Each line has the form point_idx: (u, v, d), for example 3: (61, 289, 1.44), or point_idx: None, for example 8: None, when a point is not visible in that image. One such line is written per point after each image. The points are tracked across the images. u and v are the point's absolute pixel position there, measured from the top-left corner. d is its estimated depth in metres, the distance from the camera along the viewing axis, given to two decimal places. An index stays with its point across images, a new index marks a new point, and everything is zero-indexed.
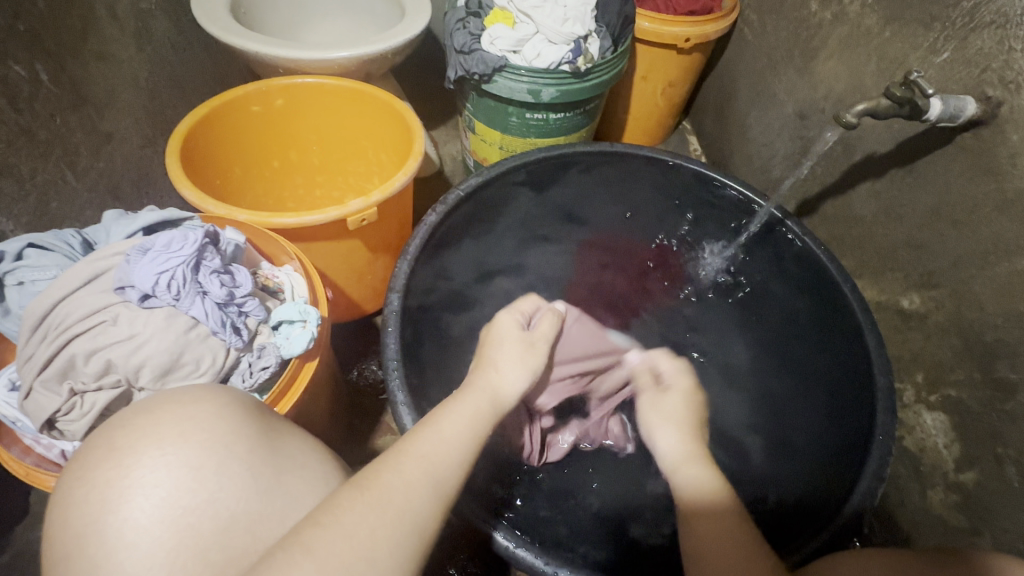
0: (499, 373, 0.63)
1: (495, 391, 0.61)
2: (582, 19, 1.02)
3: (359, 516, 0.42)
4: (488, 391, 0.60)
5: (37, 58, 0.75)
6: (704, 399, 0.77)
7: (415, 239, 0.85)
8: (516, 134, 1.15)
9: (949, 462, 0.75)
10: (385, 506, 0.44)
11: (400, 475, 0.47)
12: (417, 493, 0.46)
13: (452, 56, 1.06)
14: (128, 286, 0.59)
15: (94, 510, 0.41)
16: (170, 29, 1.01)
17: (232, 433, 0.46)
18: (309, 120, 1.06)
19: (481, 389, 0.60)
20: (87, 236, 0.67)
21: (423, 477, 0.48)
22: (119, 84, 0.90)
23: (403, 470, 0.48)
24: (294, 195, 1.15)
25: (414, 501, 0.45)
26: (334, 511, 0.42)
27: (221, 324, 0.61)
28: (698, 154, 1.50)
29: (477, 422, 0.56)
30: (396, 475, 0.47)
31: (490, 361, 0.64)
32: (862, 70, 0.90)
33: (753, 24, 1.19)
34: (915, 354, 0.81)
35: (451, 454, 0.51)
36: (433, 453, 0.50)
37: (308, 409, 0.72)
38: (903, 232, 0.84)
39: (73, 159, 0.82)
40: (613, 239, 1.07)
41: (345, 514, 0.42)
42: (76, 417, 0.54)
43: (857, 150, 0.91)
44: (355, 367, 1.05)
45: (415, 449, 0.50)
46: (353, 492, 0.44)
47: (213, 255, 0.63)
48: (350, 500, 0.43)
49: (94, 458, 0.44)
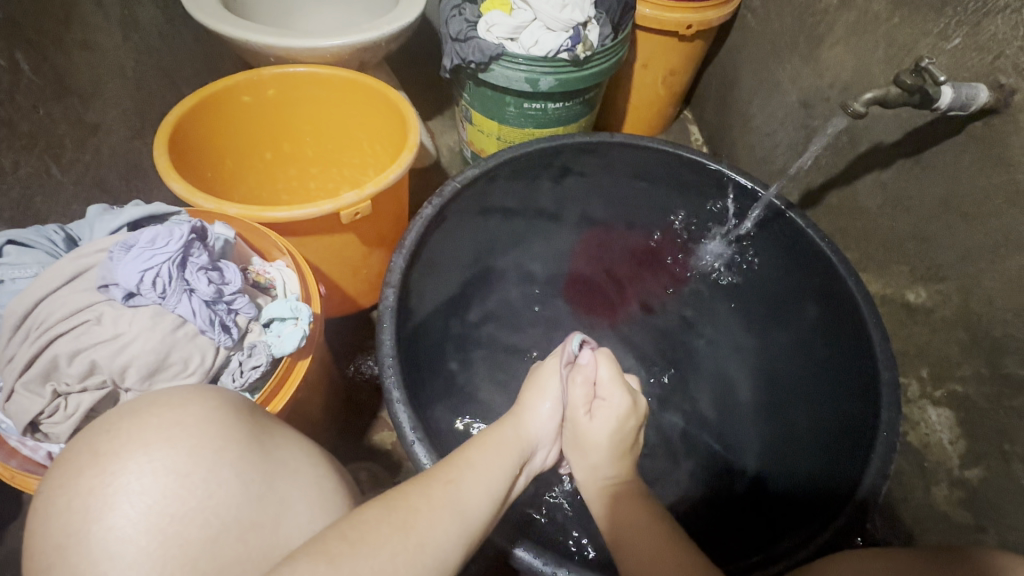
0: (534, 414, 0.65)
1: (524, 428, 0.64)
2: (582, 6, 0.99)
3: (386, 536, 0.43)
4: (520, 434, 0.63)
5: (16, 46, 0.72)
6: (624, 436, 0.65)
7: (410, 233, 0.81)
8: (514, 124, 1.12)
9: (954, 458, 0.74)
10: (409, 530, 0.44)
11: (426, 497, 0.48)
12: (443, 526, 0.46)
13: (448, 44, 1.03)
14: (112, 284, 0.57)
15: (76, 520, 0.40)
16: (157, 17, 0.98)
17: (220, 439, 0.45)
18: (300, 109, 1.03)
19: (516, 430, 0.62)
20: (70, 231, 0.65)
21: (449, 507, 0.48)
22: (104, 74, 0.87)
23: (430, 492, 0.48)
24: (288, 186, 1.13)
25: (437, 529, 0.46)
26: (359, 527, 0.43)
27: (209, 323, 0.59)
28: (699, 144, 1.48)
29: (504, 455, 0.58)
30: (422, 498, 0.47)
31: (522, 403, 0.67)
32: (870, 58, 0.88)
33: (757, 10, 1.16)
34: (920, 348, 0.80)
35: (482, 489, 0.52)
36: (463, 480, 0.51)
37: (301, 408, 0.71)
38: (910, 224, 0.82)
39: (59, 152, 0.80)
40: (611, 233, 1.05)
41: (373, 538, 0.42)
42: (60, 420, 0.53)
43: (863, 139, 0.89)
44: (350, 363, 1.03)
45: (448, 473, 0.51)
46: (381, 510, 0.45)
47: (201, 251, 0.61)
48: (378, 519, 0.44)
49: (76, 465, 0.43)
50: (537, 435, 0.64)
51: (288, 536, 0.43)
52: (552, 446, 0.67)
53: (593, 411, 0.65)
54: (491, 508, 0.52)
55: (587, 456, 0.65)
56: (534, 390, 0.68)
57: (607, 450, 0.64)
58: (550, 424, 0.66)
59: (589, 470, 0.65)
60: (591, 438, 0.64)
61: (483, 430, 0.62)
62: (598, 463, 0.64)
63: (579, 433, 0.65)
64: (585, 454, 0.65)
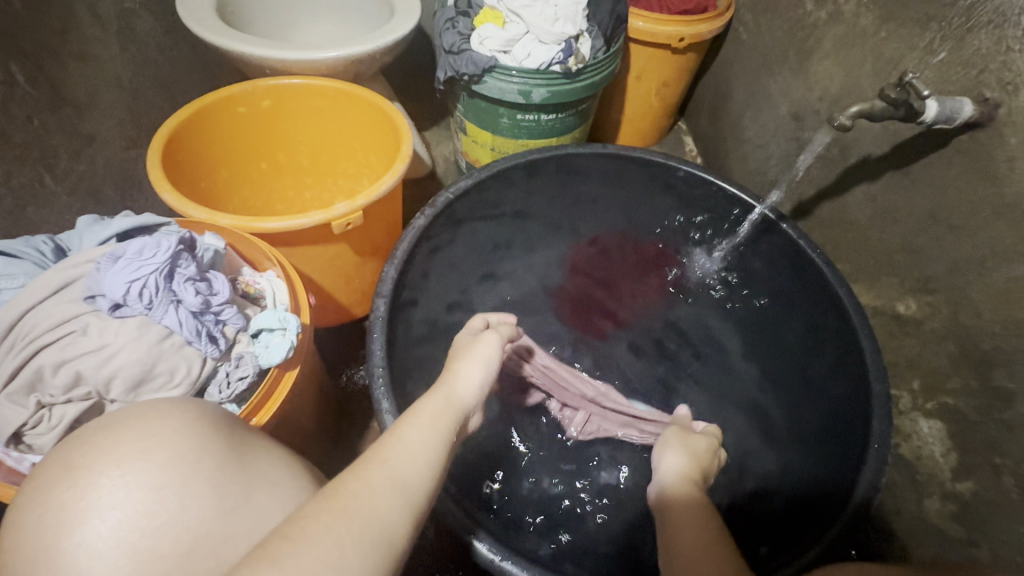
0: (464, 382, 0.61)
1: (458, 398, 0.60)
2: (573, 19, 0.99)
3: (326, 527, 0.39)
4: (455, 402, 0.59)
5: (11, 58, 0.73)
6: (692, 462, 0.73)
7: (402, 243, 0.81)
8: (507, 135, 1.13)
9: (946, 470, 0.73)
10: (350, 513, 0.41)
11: (364, 480, 0.44)
12: (385, 503, 0.43)
13: (442, 56, 1.04)
14: (99, 295, 0.57)
15: (48, 535, 0.39)
16: (156, 29, 1.00)
17: (197, 450, 0.45)
18: (293, 120, 1.04)
19: (447, 399, 0.58)
20: (59, 242, 0.65)
21: (389, 486, 0.45)
22: (100, 86, 0.88)
23: (367, 476, 0.45)
24: (282, 197, 1.14)
25: (380, 506, 0.43)
26: (299, 522, 0.39)
27: (196, 334, 0.59)
28: (693, 156, 1.48)
29: (439, 423, 0.55)
30: (361, 482, 0.44)
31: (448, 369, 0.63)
32: (858, 71, 0.88)
33: (748, 24, 1.18)
34: (911, 360, 0.80)
35: (419, 461, 0.49)
36: (399, 454, 0.48)
37: (292, 418, 0.71)
38: (899, 236, 0.82)
39: (52, 162, 0.81)
40: (605, 245, 1.06)
41: (312, 527, 0.39)
42: (43, 431, 0.53)
43: (853, 152, 0.89)
44: (343, 373, 1.03)
45: (380, 454, 0.48)
46: (318, 502, 0.41)
47: (189, 262, 0.61)
48: (316, 513, 0.40)
49: (50, 480, 0.42)
50: (468, 403, 0.60)
51: None
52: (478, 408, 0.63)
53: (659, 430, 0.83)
54: (433, 475, 0.49)
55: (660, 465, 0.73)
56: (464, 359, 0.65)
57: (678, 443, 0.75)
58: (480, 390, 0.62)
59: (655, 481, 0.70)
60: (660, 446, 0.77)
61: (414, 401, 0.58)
62: (668, 465, 0.71)
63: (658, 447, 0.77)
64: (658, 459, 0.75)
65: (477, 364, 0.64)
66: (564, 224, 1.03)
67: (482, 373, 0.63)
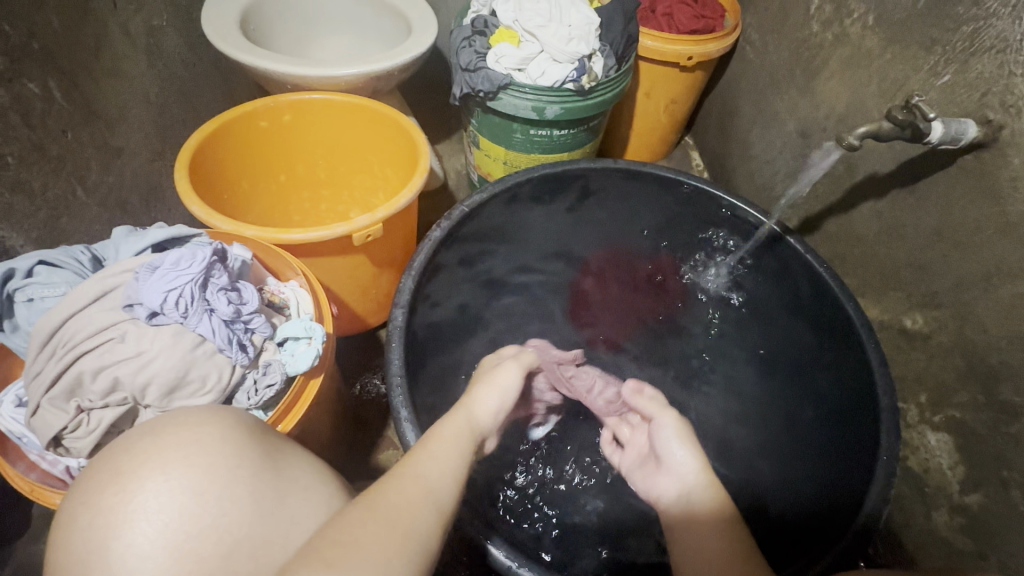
0: (481, 408, 0.67)
1: (474, 420, 0.65)
2: (586, 39, 1.02)
3: (372, 535, 0.43)
4: (472, 423, 0.64)
5: (50, 76, 0.76)
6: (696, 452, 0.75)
7: (418, 255, 0.83)
8: (520, 150, 1.16)
9: (954, 483, 0.75)
10: (390, 519, 0.45)
11: (398, 491, 0.49)
12: (421, 514, 0.47)
13: (458, 73, 1.07)
14: (136, 303, 0.60)
15: (97, 537, 0.41)
16: (180, 45, 1.03)
17: (235, 456, 0.47)
18: (313, 133, 1.07)
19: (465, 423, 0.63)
20: (96, 252, 0.68)
21: (423, 497, 0.49)
22: (129, 100, 0.91)
23: (401, 487, 0.49)
24: (299, 208, 1.16)
25: (416, 514, 0.47)
26: (344, 528, 0.43)
27: (227, 342, 0.61)
28: (700, 170, 1.51)
29: (460, 442, 0.59)
30: (398, 494, 0.48)
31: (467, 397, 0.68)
32: (864, 91, 0.91)
33: (755, 43, 1.21)
34: (918, 374, 0.81)
35: (448, 476, 0.53)
36: (428, 467, 0.53)
37: (312, 426, 0.72)
38: (906, 252, 0.84)
39: (84, 174, 0.83)
40: (614, 258, 1.08)
41: (359, 533, 0.43)
42: (82, 434, 0.55)
43: (859, 169, 0.92)
44: (357, 381, 1.05)
45: (412, 468, 0.52)
46: (359, 510, 0.45)
47: (221, 273, 0.63)
48: (360, 518, 0.44)
49: (97, 484, 0.44)
50: (485, 425, 0.66)
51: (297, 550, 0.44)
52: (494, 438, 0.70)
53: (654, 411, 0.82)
54: (458, 485, 0.54)
55: (669, 456, 0.76)
56: (483, 386, 0.70)
57: (682, 437, 0.77)
58: (496, 417, 0.67)
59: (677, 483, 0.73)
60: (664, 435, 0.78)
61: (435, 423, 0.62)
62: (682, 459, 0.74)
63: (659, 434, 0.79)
64: (663, 450, 0.77)
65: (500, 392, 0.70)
66: (577, 239, 1.06)
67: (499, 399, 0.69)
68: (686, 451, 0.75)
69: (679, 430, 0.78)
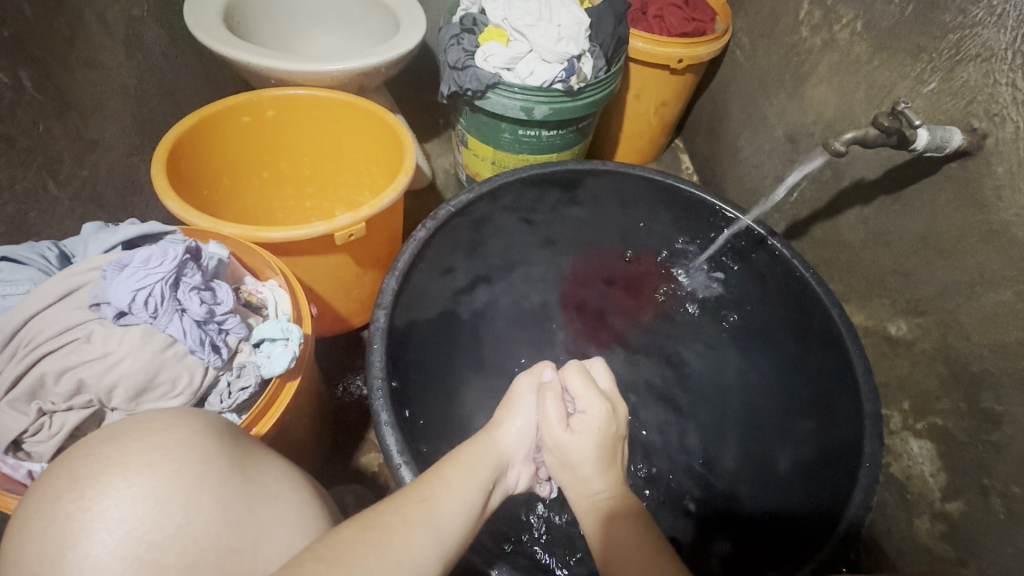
0: (504, 433, 0.66)
1: (494, 446, 0.64)
2: (576, 39, 1.01)
3: (360, 556, 0.42)
4: (494, 450, 0.63)
5: (20, 64, 0.73)
6: (606, 465, 0.64)
7: (403, 255, 0.83)
8: (508, 150, 1.15)
9: (936, 490, 0.75)
10: (384, 549, 0.44)
11: (402, 518, 0.48)
12: (414, 538, 0.46)
13: (446, 71, 1.06)
14: (104, 302, 0.58)
15: (52, 546, 0.39)
16: (161, 37, 1.01)
17: (202, 462, 0.45)
18: (298, 131, 1.05)
19: (483, 454, 0.62)
20: (64, 248, 0.66)
21: (422, 522, 0.49)
22: (106, 91, 0.88)
23: (405, 511, 0.49)
24: (283, 205, 1.14)
25: (414, 546, 0.46)
26: (335, 547, 0.42)
27: (199, 343, 0.59)
28: (690, 173, 1.51)
29: (472, 468, 0.59)
30: (397, 516, 0.48)
31: (494, 423, 0.67)
32: (851, 98, 0.91)
33: (745, 47, 1.21)
34: (901, 381, 0.81)
35: (458, 512, 0.52)
36: (436, 497, 0.52)
37: (291, 428, 0.71)
38: (891, 259, 0.84)
39: (56, 167, 0.80)
40: (602, 260, 1.06)
41: (350, 558, 0.41)
42: (42, 438, 0.53)
43: (846, 175, 0.92)
44: (339, 383, 1.03)
45: (421, 492, 0.52)
46: (354, 530, 0.45)
47: (194, 271, 0.61)
48: (353, 541, 0.43)
49: (54, 491, 0.42)
50: (509, 451, 0.65)
51: (267, 562, 0.43)
52: (526, 466, 0.68)
53: (571, 427, 0.65)
54: (467, 522, 0.52)
55: (577, 473, 0.64)
56: (507, 409, 0.69)
57: (593, 463, 0.63)
58: (522, 445, 0.67)
59: (580, 487, 0.64)
60: (574, 455, 0.63)
61: (456, 449, 0.62)
62: (592, 478, 0.63)
63: (561, 451, 0.64)
64: (579, 462, 0.63)
65: (524, 415, 0.68)
66: (566, 241, 1.05)
67: (529, 425, 0.68)
68: (603, 479, 0.63)
69: (599, 439, 0.64)
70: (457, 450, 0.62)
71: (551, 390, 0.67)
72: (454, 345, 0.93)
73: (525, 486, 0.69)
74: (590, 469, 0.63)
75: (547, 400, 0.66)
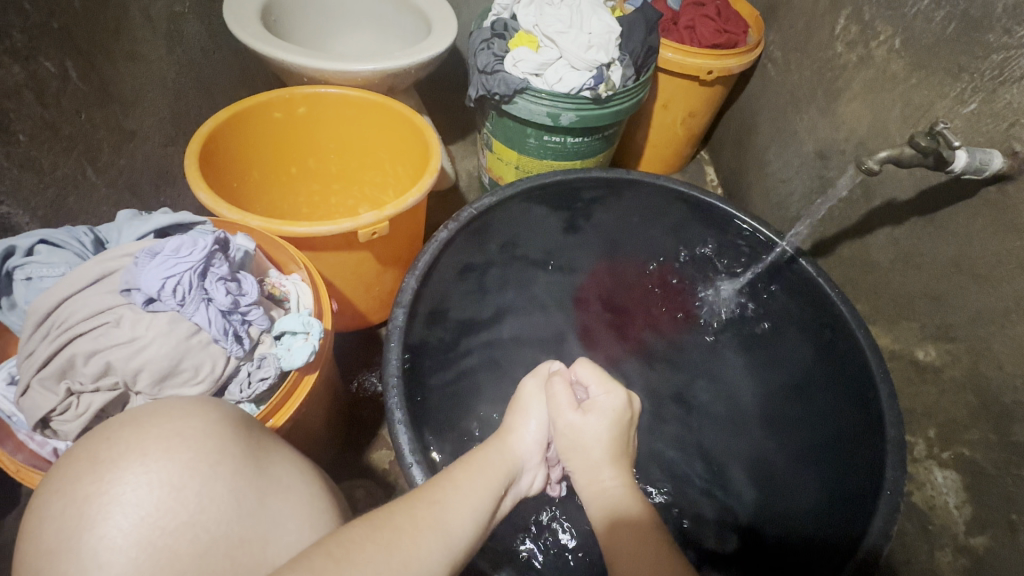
0: (518, 437, 0.66)
1: (507, 451, 0.64)
2: (607, 48, 1.02)
3: (368, 557, 0.42)
4: (507, 457, 0.63)
5: (67, 55, 0.76)
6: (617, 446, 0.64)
7: (424, 255, 0.83)
8: (533, 155, 1.15)
9: (960, 523, 0.72)
10: (392, 551, 0.44)
11: (412, 517, 0.48)
12: (422, 538, 0.46)
13: (475, 75, 1.06)
14: (134, 289, 0.59)
15: (70, 526, 0.41)
16: (200, 32, 1.03)
17: (218, 451, 0.46)
18: (327, 128, 1.07)
19: (497, 458, 0.62)
20: (99, 234, 0.68)
21: (431, 525, 0.48)
22: (146, 83, 0.91)
23: (416, 513, 0.49)
24: (309, 201, 1.16)
25: (422, 550, 0.46)
26: (345, 545, 0.42)
27: (223, 333, 0.60)
28: (714, 185, 1.50)
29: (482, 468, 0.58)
30: (406, 517, 0.48)
31: (505, 427, 0.68)
32: (886, 115, 0.89)
33: (777, 61, 1.19)
34: (927, 409, 0.79)
35: (465, 515, 0.52)
36: (447, 501, 0.52)
37: (306, 422, 0.72)
38: (921, 282, 0.82)
39: (96, 155, 0.83)
40: (621, 270, 1.06)
41: (358, 557, 0.42)
42: (71, 418, 0.55)
43: (876, 195, 0.90)
44: (355, 378, 1.04)
45: (431, 495, 0.52)
46: (366, 529, 0.45)
47: (222, 262, 0.62)
48: (362, 540, 0.43)
49: (75, 472, 0.43)
50: (524, 457, 0.65)
51: (275, 554, 0.44)
52: (539, 469, 0.67)
53: (584, 409, 0.66)
54: (475, 527, 0.52)
55: (588, 459, 0.63)
56: (518, 413, 0.69)
57: (606, 446, 0.64)
58: (536, 447, 0.67)
59: (588, 476, 0.63)
60: (588, 437, 0.64)
61: (470, 453, 0.62)
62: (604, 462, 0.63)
63: (574, 432, 0.65)
64: (591, 447, 0.64)
65: (534, 416, 0.69)
66: (587, 248, 1.04)
67: (541, 425, 0.68)
68: (614, 468, 0.62)
69: (611, 423, 0.65)
70: (471, 454, 0.62)
71: (561, 381, 0.69)
72: (470, 347, 0.93)
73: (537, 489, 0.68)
74: (602, 452, 0.63)
75: (558, 384, 0.69)
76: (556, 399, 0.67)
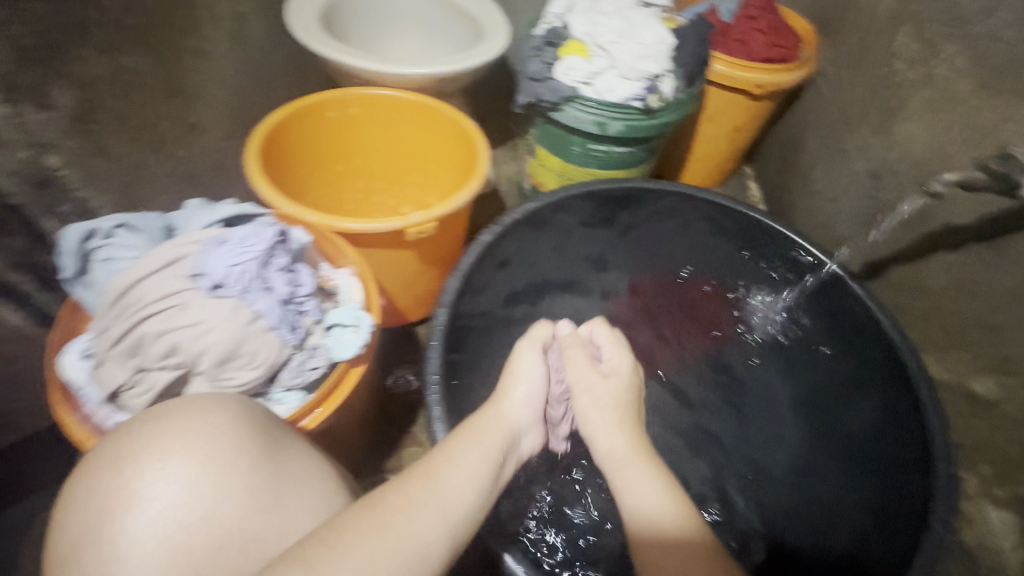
0: (511, 400, 0.66)
1: (503, 416, 0.64)
2: (659, 58, 1.02)
3: (359, 535, 0.43)
4: (502, 423, 0.63)
5: (141, 50, 0.80)
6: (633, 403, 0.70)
7: (467, 256, 0.84)
8: (576, 163, 1.15)
9: (1014, 566, 0.69)
10: (383, 529, 0.45)
11: (402, 494, 0.49)
12: (419, 518, 0.47)
13: (525, 82, 1.07)
14: (201, 274, 0.62)
15: (92, 518, 0.43)
16: (260, 32, 1.08)
17: (233, 448, 0.47)
18: (376, 128, 1.09)
19: (500, 427, 0.63)
20: (169, 221, 0.71)
21: (427, 503, 0.49)
22: (209, 79, 0.95)
23: (407, 489, 0.50)
24: (354, 198, 1.19)
25: (416, 525, 0.47)
26: (338, 532, 0.43)
27: (280, 321, 0.63)
28: (755, 200, 1.47)
29: (488, 451, 0.59)
30: (399, 494, 0.49)
31: (502, 390, 0.68)
32: (946, 137, 0.86)
33: (829, 77, 1.17)
34: (982, 443, 0.77)
35: (463, 488, 0.53)
36: (439, 471, 0.53)
37: (347, 416, 0.73)
38: (977, 310, 0.79)
39: (160, 146, 0.88)
40: (659, 282, 1.04)
41: (351, 539, 0.43)
42: (139, 394, 0.59)
43: (935, 219, 0.85)
44: (389, 373, 1.06)
45: (427, 468, 0.53)
46: (360, 510, 0.46)
47: (282, 254, 0.66)
48: (358, 522, 0.45)
49: (99, 466, 0.46)
50: (518, 419, 0.65)
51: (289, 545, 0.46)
52: (539, 428, 0.69)
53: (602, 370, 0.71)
54: (475, 498, 0.53)
55: (601, 423, 0.66)
56: (511, 375, 0.69)
57: (622, 404, 0.68)
58: (528, 407, 0.67)
59: (602, 439, 0.65)
60: (607, 397, 0.68)
61: (465, 421, 0.62)
62: (618, 421, 0.66)
63: (592, 393, 0.68)
64: (605, 404, 0.68)
65: (531, 379, 0.69)
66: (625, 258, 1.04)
67: (532, 387, 0.68)
68: (623, 431, 0.65)
69: (626, 383, 0.70)
70: (465, 421, 0.62)
71: (575, 342, 0.73)
72: (506, 350, 0.94)
73: (538, 448, 0.70)
74: (614, 411, 0.67)
75: (574, 346, 0.72)
76: (572, 360, 0.71)
